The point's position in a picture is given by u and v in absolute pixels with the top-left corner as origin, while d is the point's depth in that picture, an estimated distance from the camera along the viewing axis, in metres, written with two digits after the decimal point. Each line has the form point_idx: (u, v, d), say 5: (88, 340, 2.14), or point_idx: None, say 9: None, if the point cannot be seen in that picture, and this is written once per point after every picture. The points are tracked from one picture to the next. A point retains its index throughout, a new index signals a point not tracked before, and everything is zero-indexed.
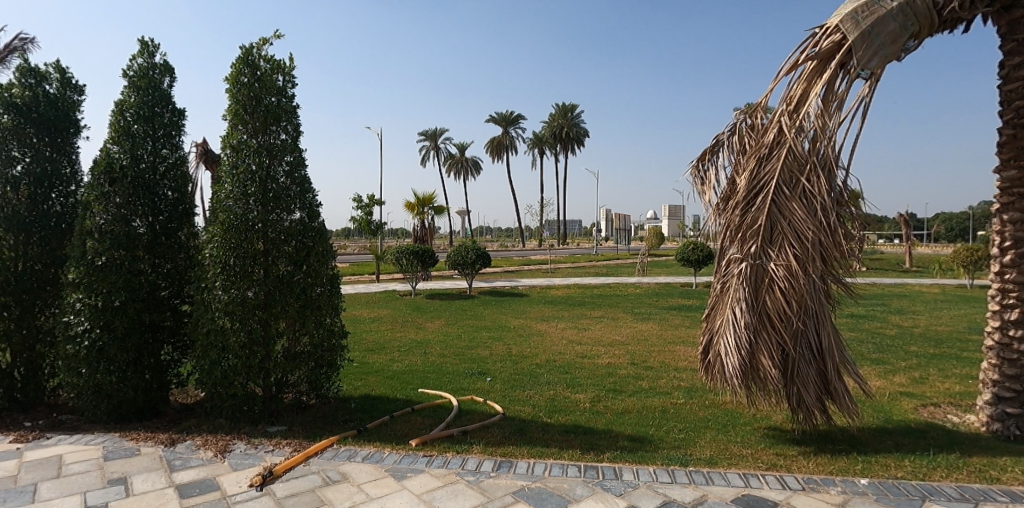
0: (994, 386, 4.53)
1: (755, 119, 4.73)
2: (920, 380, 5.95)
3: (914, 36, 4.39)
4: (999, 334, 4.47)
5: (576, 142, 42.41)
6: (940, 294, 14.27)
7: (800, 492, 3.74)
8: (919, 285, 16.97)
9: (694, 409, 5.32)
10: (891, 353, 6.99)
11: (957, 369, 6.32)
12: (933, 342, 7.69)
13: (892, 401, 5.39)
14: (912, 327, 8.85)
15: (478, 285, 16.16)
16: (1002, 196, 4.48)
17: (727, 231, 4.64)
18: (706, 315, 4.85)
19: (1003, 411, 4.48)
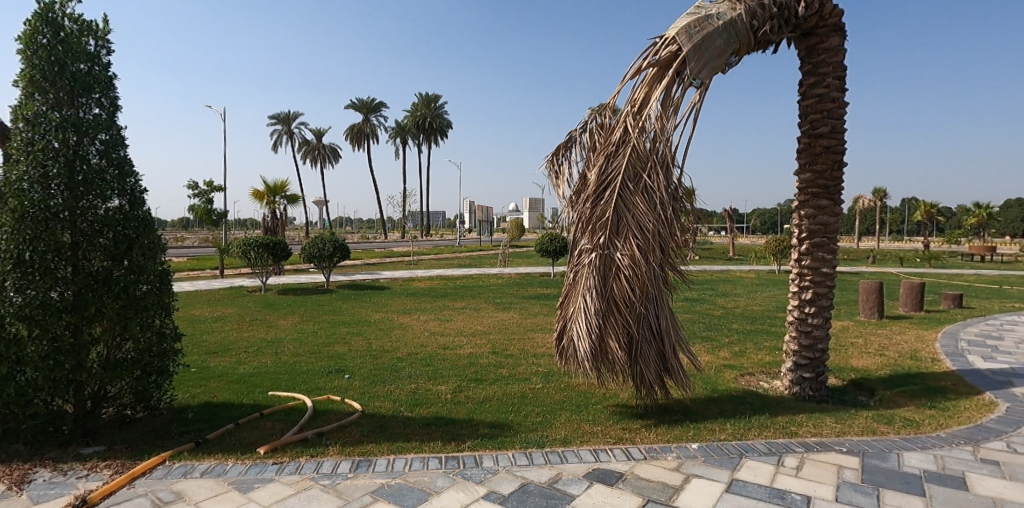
0: (794, 355, 5.31)
1: (604, 119, 5.01)
2: (740, 353, 6.86)
3: (735, 53, 4.93)
4: (798, 311, 5.25)
5: (439, 134, 42.22)
6: (755, 278, 16.65)
7: (642, 461, 4.10)
8: (740, 271, 19.60)
9: (550, 392, 5.57)
10: (717, 331, 7.96)
11: (768, 342, 7.38)
12: (749, 319, 8.92)
13: (719, 371, 6.12)
14: (732, 308, 10.15)
15: (338, 278, 15.43)
16: (800, 194, 5.22)
17: (579, 223, 4.88)
18: (560, 303, 5.08)
19: (800, 376, 5.28)
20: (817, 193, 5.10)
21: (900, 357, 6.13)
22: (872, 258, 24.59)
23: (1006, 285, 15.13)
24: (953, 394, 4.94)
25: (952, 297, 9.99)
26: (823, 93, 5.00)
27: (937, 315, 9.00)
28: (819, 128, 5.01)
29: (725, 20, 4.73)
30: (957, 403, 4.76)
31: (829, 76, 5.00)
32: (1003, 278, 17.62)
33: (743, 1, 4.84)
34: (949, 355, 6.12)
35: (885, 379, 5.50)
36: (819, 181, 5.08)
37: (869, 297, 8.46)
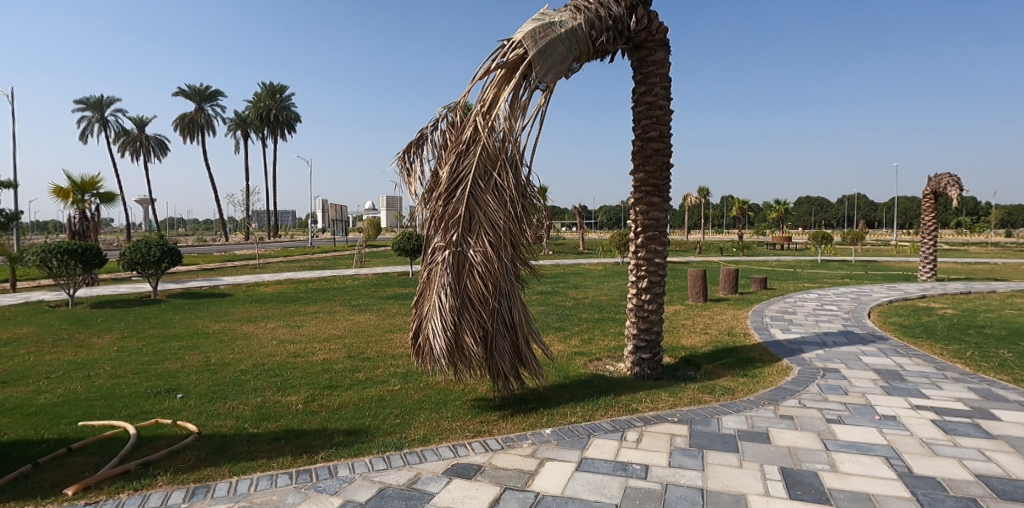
0: (634, 339, 5.73)
1: (455, 117, 5.05)
2: (588, 340, 7.38)
3: (577, 60, 5.23)
4: (636, 299, 5.70)
5: (286, 127, 39.71)
6: (602, 270, 18.04)
7: (499, 451, 4.25)
8: (588, 263, 21.13)
9: (409, 393, 5.54)
10: (568, 321, 8.48)
11: (612, 328, 8.04)
12: (596, 308, 9.64)
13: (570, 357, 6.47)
14: (583, 299, 10.88)
15: (169, 286, 13.79)
16: (634, 193, 5.65)
17: (433, 221, 4.89)
18: (416, 302, 5.06)
19: (640, 358, 5.71)
20: (649, 192, 5.55)
21: (719, 334, 7.02)
22: (699, 248, 28.02)
23: (797, 269, 18.19)
24: (760, 363, 5.71)
25: (760, 280, 11.72)
26: (651, 101, 5.48)
27: (746, 297, 10.49)
28: (650, 133, 5.48)
29: (567, 28, 4.99)
30: (762, 370, 5.45)
31: (657, 86, 5.50)
32: (795, 262, 21.15)
33: (582, 11, 5.13)
34: (756, 330, 7.15)
35: (708, 354, 6.26)
36: (651, 180, 5.53)
37: (696, 283, 9.60)
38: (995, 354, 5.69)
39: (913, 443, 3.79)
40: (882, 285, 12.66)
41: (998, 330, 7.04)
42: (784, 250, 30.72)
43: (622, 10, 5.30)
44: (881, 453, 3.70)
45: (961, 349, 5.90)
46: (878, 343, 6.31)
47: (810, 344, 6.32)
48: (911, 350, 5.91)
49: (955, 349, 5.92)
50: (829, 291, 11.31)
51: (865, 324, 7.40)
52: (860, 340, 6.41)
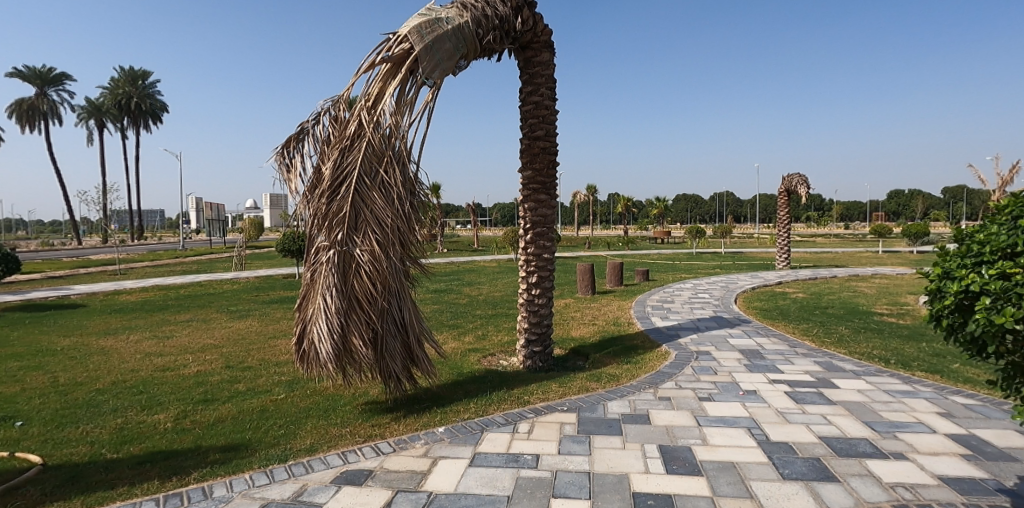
0: (525, 333, 5.74)
1: (339, 111, 4.85)
2: (483, 336, 7.43)
3: (464, 57, 5.23)
4: (527, 294, 5.74)
5: (151, 116, 36.24)
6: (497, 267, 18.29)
7: (391, 453, 4.13)
8: (484, 261, 21.36)
9: (295, 401, 5.24)
10: (463, 318, 8.48)
11: (506, 323, 8.16)
12: (490, 305, 9.74)
13: (464, 353, 6.48)
14: (478, 296, 10.95)
15: (4, 299, 11.96)
16: (523, 190, 5.72)
17: (316, 219, 4.67)
18: (299, 305, 4.80)
19: (531, 350, 5.72)
20: (536, 189, 5.65)
21: (606, 324, 7.38)
22: (588, 244, 29.44)
23: (675, 261, 19.70)
24: (642, 350, 6.06)
25: (642, 272, 12.53)
26: (537, 101, 5.61)
27: (630, 288, 11.17)
28: (536, 132, 5.60)
29: (453, 25, 4.99)
30: (644, 356, 5.79)
31: (542, 86, 5.64)
32: (674, 255, 22.88)
33: (469, 9, 5.14)
34: (639, 319, 7.60)
35: (595, 343, 6.53)
36: (538, 178, 5.63)
37: (585, 277, 10.02)
38: (834, 330, 6.53)
39: (770, 413, 4.20)
40: (746, 273, 14.09)
41: (837, 309, 8.11)
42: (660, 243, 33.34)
43: (508, 10, 5.38)
44: (743, 424, 4.06)
45: (808, 328, 6.70)
46: (742, 325, 6.99)
47: (686, 330, 6.84)
48: (769, 331, 6.61)
49: (804, 328, 6.71)
50: (703, 280, 12.35)
51: (732, 309, 8.16)
52: (728, 324, 7.06)
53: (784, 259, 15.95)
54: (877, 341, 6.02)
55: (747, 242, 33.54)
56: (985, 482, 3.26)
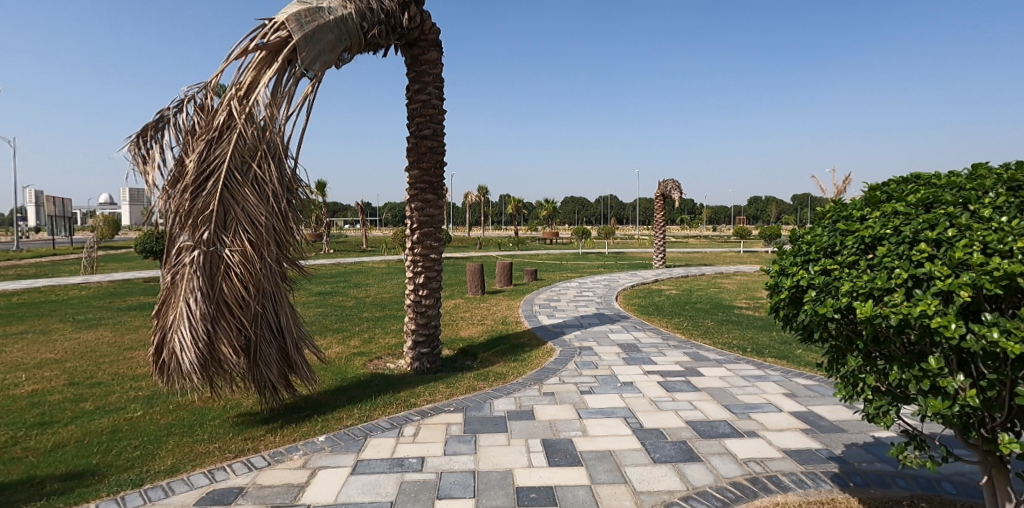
0: (412, 335, 5.63)
1: (205, 99, 4.46)
2: (369, 338, 7.19)
3: (347, 50, 5.04)
4: (414, 295, 5.63)
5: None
6: (387, 268, 17.83)
7: (266, 468, 3.85)
8: (373, 261, 20.75)
9: (154, 419, 4.72)
10: (348, 321, 8.15)
11: (394, 325, 7.96)
12: (378, 307, 9.47)
13: (349, 356, 6.23)
14: (365, 298, 10.60)
15: None
16: (410, 189, 5.61)
17: (177, 217, 4.26)
18: (157, 311, 4.34)
19: (418, 352, 5.63)
20: (424, 189, 5.58)
21: (495, 323, 7.47)
22: (479, 243, 29.76)
23: (563, 261, 20.52)
24: (529, 347, 6.21)
25: (531, 272, 12.91)
26: (425, 100, 5.55)
27: (519, 287, 11.45)
28: (423, 131, 5.52)
29: (336, 16, 4.78)
30: (530, 353, 5.93)
31: (430, 85, 5.59)
32: (562, 255, 23.85)
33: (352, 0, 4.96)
34: (527, 317, 7.79)
35: (484, 342, 6.56)
36: (425, 177, 5.56)
37: (475, 277, 10.09)
38: (700, 323, 7.15)
39: (644, 402, 4.48)
40: (627, 272, 15.05)
41: (703, 304, 8.90)
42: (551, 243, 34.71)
43: (394, 5, 5.28)
44: (620, 414, 4.29)
45: (679, 321, 7.28)
46: (622, 321, 7.42)
47: (570, 326, 7.12)
48: (646, 325, 7.08)
49: (675, 322, 7.27)
50: (587, 279, 12.98)
51: (613, 306, 8.65)
52: (609, 320, 7.47)
53: (660, 258, 17.23)
54: (736, 332, 6.69)
55: (630, 244, 35.77)
56: (819, 452, 3.71)
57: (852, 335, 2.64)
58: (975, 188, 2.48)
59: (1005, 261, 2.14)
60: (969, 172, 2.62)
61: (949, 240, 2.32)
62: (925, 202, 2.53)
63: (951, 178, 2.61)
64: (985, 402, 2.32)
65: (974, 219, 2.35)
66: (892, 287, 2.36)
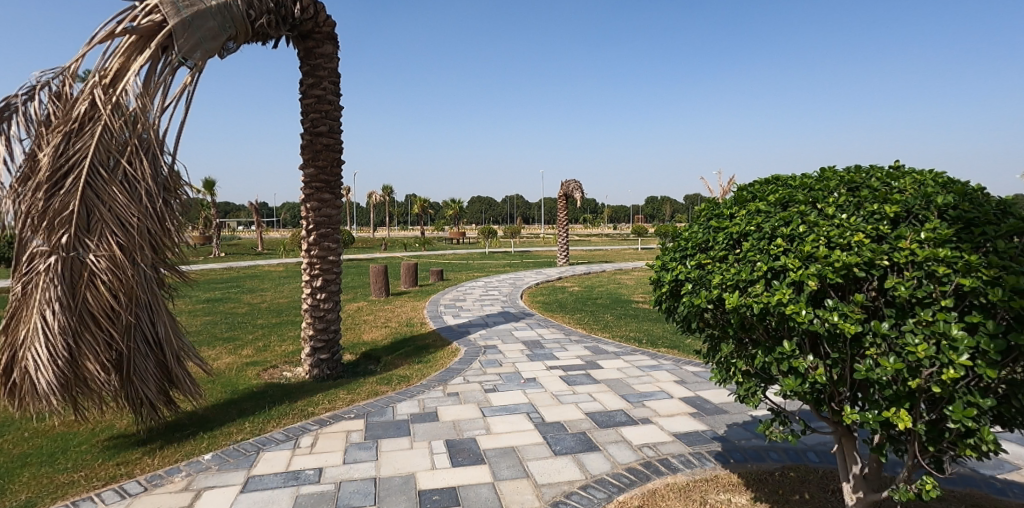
0: (310, 340, 5.39)
1: (63, 87, 3.99)
2: (264, 346, 6.79)
3: (232, 38, 4.71)
4: (311, 298, 5.38)
5: None
6: (285, 271, 16.90)
7: (142, 493, 3.50)
8: (269, 265, 19.61)
9: (4, 449, 4.14)
10: (241, 329, 7.63)
11: (292, 331, 7.57)
12: (275, 313, 8.97)
13: (240, 367, 5.85)
14: (260, 304, 9.99)
15: None
16: (304, 188, 5.36)
17: (29, 219, 3.77)
18: (4, 327, 3.82)
19: (318, 358, 5.39)
20: (320, 188, 5.34)
21: (399, 325, 7.34)
22: (384, 244, 29.04)
23: (469, 260, 20.57)
24: (434, 348, 6.16)
25: (437, 272, 12.84)
26: (320, 95, 5.32)
27: (425, 288, 11.37)
28: (318, 127, 5.29)
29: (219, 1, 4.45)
30: (435, 354, 5.89)
31: (325, 80, 5.38)
32: (469, 255, 23.92)
33: None
34: (433, 318, 7.74)
35: (388, 345, 6.40)
36: (321, 176, 5.33)
37: (379, 278, 9.93)
38: (600, 318, 7.48)
39: (546, 397, 4.59)
40: (532, 270, 15.43)
41: (603, 299, 9.34)
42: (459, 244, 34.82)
43: None
44: (523, 410, 4.37)
45: (580, 317, 7.58)
46: (526, 318, 7.60)
47: (475, 326, 7.16)
48: (549, 322, 7.29)
49: (577, 317, 7.56)
50: (494, 278, 13.13)
51: (518, 304, 8.83)
52: (514, 317, 7.62)
53: (564, 255, 17.83)
54: (632, 325, 7.07)
55: (538, 243, 36.61)
56: (705, 433, 3.99)
57: (724, 324, 2.86)
58: (821, 188, 2.78)
59: (844, 253, 2.41)
60: (818, 174, 2.92)
61: (800, 235, 2.58)
62: (782, 201, 2.80)
63: (803, 179, 2.90)
64: (832, 379, 2.60)
65: (820, 216, 2.63)
66: (754, 279, 2.59)
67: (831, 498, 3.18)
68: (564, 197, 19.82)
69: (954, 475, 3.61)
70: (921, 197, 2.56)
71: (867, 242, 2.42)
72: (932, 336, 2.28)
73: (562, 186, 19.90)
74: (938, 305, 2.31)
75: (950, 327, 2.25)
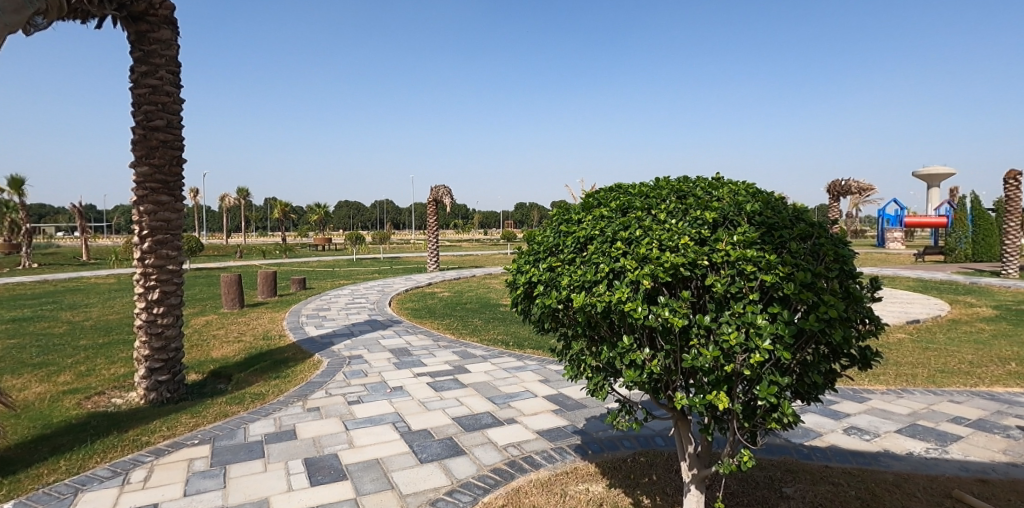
0: (146, 361, 4.80)
1: None
2: (88, 371, 5.89)
3: (40, 12, 4.03)
4: (146, 313, 4.80)
5: None
6: (116, 284, 14.80)
7: None
8: (97, 277, 17.05)
9: None
10: (55, 353, 6.54)
11: (124, 352, 6.66)
12: (102, 332, 7.82)
13: (54, 396, 5.03)
14: (82, 322, 8.65)
15: None
16: (136, 189, 4.77)
17: None
18: None
19: (155, 380, 4.82)
20: (155, 189, 4.79)
21: (255, 339, 6.80)
22: (240, 251, 26.73)
23: (334, 268, 19.70)
24: (294, 362, 5.81)
25: (297, 281, 12.19)
26: (156, 85, 4.79)
27: (285, 298, 10.74)
28: (154, 121, 4.75)
29: None
30: (295, 368, 5.56)
31: (162, 68, 4.85)
32: (336, 262, 22.94)
33: None
34: (293, 330, 7.30)
35: (241, 362, 5.90)
36: (158, 175, 4.79)
37: (231, 289, 9.24)
38: (468, 323, 7.60)
39: (412, 405, 4.55)
40: (401, 276, 15.22)
41: (472, 304, 9.50)
42: (327, 250, 33.01)
43: None
44: (389, 420, 4.27)
45: (449, 323, 7.62)
46: (394, 326, 7.47)
47: (340, 336, 6.89)
48: (418, 329, 7.24)
49: (446, 323, 7.60)
50: (360, 285, 12.74)
51: (386, 312, 8.66)
52: (381, 326, 7.45)
53: (434, 262, 17.85)
54: (499, 329, 7.28)
55: (410, 249, 36.15)
56: (566, 428, 4.19)
57: (574, 323, 3.03)
58: (656, 196, 3.06)
59: (672, 254, 2.67)
60: (653, 183, 3.22)
61: (637, 238, 2.81)
62: (622, 207, 3.04)
63: (641, 188, 3.17)
64: (665, 369, 2.87)
65: (654, 221, 2.89)
66: (598, 280, 2.77)
67: (674, 476, 3.49)
68: (434, 201, 20.02)
69: (772, 446, 4.16)
70: (735, 205, 2.91)
71: (691, 244, 2.71)
72: (742, 326, 2.60)
73: (431, 191, 20.13)
74: (746, 299, 2.64)
75: (755, 317, 2.58)
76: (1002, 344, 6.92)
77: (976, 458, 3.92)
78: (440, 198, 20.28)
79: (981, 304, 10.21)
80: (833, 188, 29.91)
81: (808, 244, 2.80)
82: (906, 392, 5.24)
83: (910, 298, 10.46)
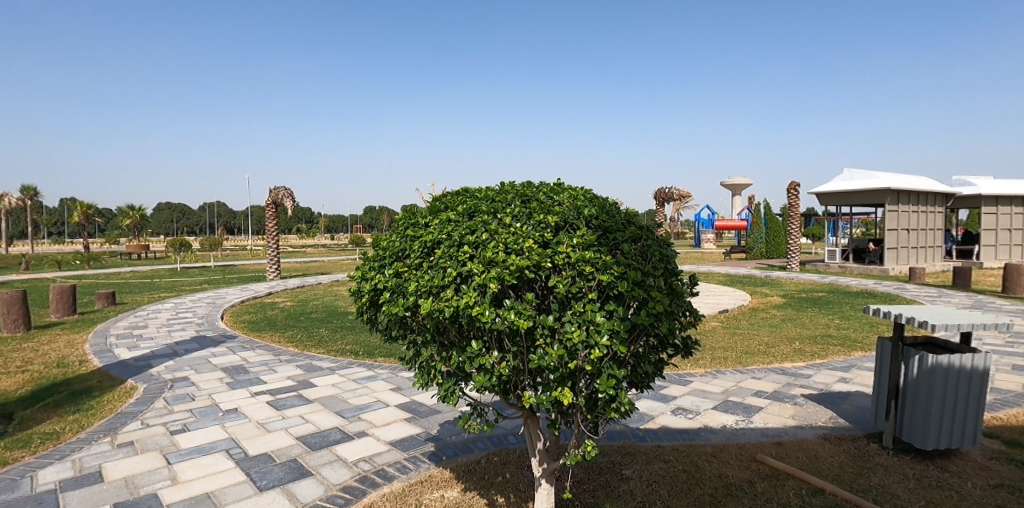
0: None
1: None
2: None
3: None
4: None
5: None
6: None
7: None
8: None
9: None
10: None
11: None
12: None
13: None
14: None
15: None
16: None
17: None
18: None
19: None
20: None
21: (44, 368, 5.68)
22: (24, 263, 22.17)
23: (154, 280, 17.31)
24: (98, 392, 4.96)
25: (104, 296, 10.45)
26: None
27: (84, 317, 9.14)
28: None
29: None
30: (101, 399, 4.76)
31: None
32: (156, 272, 20.12)
33: None
34: (97, 354, 6.23)
35: (24, 397, 4.88)
36: None
37: (12, 309, 7.65)
38: (314, 334, 7.16)
39: (249, 427, 4.17)
40: (235, 287, 13.83)
41: (318, 314, 8.97)
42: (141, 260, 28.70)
43: None
44: (221, 447, 3.85)
45: (292, 335, 7.11)
46: (227, 343, 6.76)
47: (159, 358, 6.05)
48: (255, 344, 6.63)
49: (289, 336, 7.09)
50: (185, 299, 11.31)
51: (218, 326, 7.80)
52: (212, 343, 6.70)
53: (275, 270, 16.51)
54: (349, 339, 6.97)
55: (247, 256, 33.07)
56: (419, 436, 4.14)
57: (422, 329, 3.00)
58: (501, 200, 3.14)
59: (517, 257, 2.73)
60: (499, 188, 3.30)
61: (483, 242, 2.84)
62: (469, 211, 3.07)
63: (488, 192, 3.24)
64: (513, 369, 2.93)
65: (499, 225, 2.95)
66: (446, 284, 2.76)
67: (525, 472, 3.60)
68: (271, 204, 18.62)
69: (613, 433, 4.51)
70: (574, 210, 3.07)
71: (535, 247, 2.79)
72: (583, 324, 2.74)
73: (269, 192, 18.76)
74: (586, 298, 2.78)
75: (594, 315, 2.73)
76: (788, 327, 8.31)
77: (773, 425, 4.63)
78: (279, 201, 18.92)
79: (771, 294, 12.15)
80: (659, 194, 33.38)
81: (638, 245, 3.06)
82: (720, 373, 6.03)
83: (719, 292, 12.10)
